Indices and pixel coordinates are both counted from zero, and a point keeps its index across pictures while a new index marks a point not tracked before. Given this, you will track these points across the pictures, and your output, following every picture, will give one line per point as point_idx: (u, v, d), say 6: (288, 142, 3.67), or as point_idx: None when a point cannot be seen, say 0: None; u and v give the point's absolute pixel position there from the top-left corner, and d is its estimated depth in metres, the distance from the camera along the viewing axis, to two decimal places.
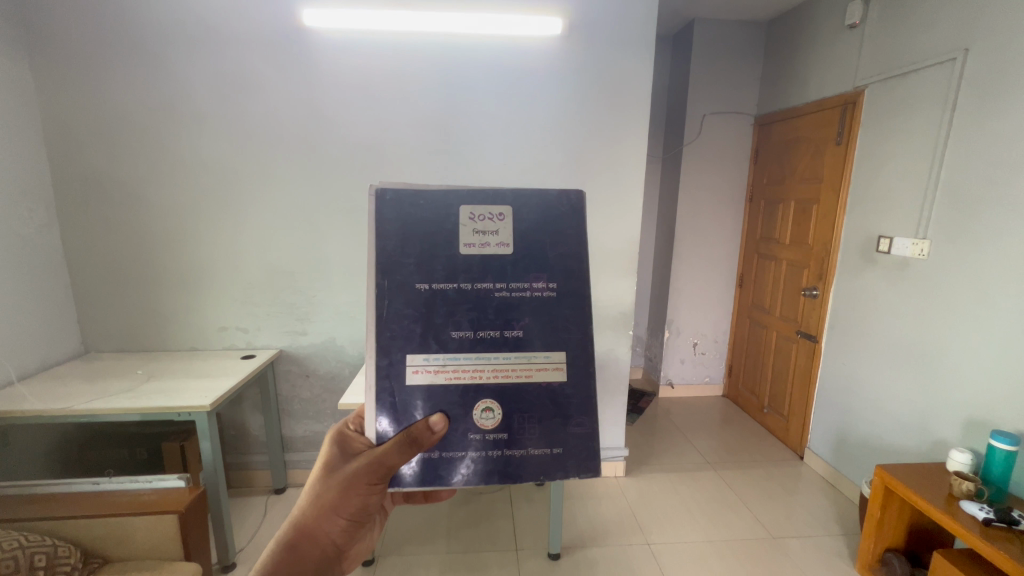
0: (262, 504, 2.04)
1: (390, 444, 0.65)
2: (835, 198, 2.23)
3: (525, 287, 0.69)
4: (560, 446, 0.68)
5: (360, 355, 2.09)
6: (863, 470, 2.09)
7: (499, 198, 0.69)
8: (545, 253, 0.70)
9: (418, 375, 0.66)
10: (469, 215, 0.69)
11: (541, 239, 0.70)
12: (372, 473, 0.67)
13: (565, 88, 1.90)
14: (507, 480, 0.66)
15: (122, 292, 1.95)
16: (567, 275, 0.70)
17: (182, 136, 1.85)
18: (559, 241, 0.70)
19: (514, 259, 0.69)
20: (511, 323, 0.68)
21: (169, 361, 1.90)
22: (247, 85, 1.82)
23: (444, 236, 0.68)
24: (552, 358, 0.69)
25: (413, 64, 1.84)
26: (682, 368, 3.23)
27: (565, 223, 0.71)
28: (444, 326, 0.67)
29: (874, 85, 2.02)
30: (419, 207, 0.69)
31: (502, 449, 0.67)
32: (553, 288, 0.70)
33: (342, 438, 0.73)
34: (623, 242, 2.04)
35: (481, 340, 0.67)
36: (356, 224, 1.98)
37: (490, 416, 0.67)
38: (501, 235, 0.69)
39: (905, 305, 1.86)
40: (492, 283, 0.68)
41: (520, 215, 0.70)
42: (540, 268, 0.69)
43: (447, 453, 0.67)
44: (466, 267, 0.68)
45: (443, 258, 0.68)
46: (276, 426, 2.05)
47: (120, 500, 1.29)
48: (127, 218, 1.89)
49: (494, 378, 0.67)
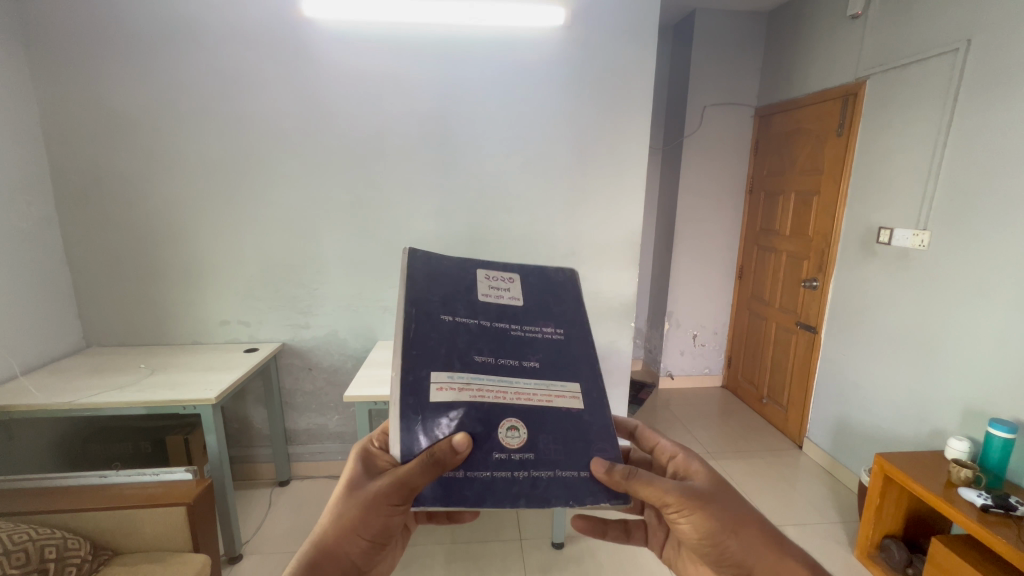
0: (266, 497, 2.04)
1: (414, 462, 0.61)
2: (836, 190, 2.24)
3: (536, 330, 0.76)
4: (586, 470, 0.65)
5: (363, 348, 2.10)
6: (862, 459, 2.12)
7: (508, 268, 0.82)
8: (549, 307, 0.79)
9: (443, 392, 0.65)
10: (485, 276, 0.79)
11: (546, 297, 0.81)
12: (394, 493, 0.63)
13: (568, 78, 1.89)
14: (534, 504, 0.60)
15: (123, 287, 1.94)
16: (570, 323, 0.78)
17: (179, 129, 1.83)
18: (559, 300, 0.81)
19: (524, 310, 0.77)
20: (526, 354, 0.72)
21: (172, 355, 1.89)
22: (245, 76, 1.80)
23: (464, 287, 0.76)
24: (568, 387, 0.71)
25: (415, 56, 1.83)
26: (681, 359, 3.25)
27: (563, 288, 0.83)
28: (468, 350, 0.69)
29: (876, 75, 2.02)
30: (440, 264, 0.79)
31: (528, 470, 0.63)
32: (561, 333, 0.76)
33: (367, 454, 0.74)
34: (624, 232, 2.04)
35: (502, 365, 0.70)
36: (357, 216, 1.97)
37: (516, 435, 0.65)
38: (512, 292, 0.79)
39: (905, 295, 1.87)
40: (507, 323, 0.74)
41: (526, 281, 0.82)
42: (548, 316, 0.78)
43: (469, 473, 0.62)
44: (484, 309, 0.75)
45: (463, 300, 0.75)
46: (278, 419, 2.05)
47: (128, 493, 1.30)
48: (127, 212, 1.87)
49: (517, 399, 0.67)
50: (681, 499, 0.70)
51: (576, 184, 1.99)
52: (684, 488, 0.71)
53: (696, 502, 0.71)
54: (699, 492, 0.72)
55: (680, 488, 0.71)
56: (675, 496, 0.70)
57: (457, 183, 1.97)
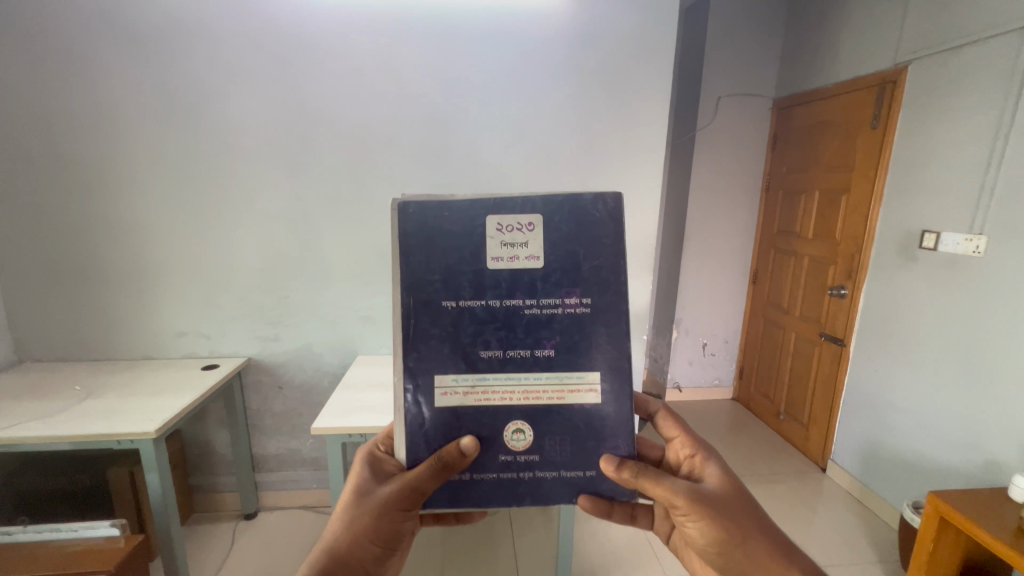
0: (230, 532, 1.79)
1: (425, 467, 0.64)
2: (870, 187, 2.01)
3: (557, 302, 0.66)
4: (592, 469, 0.68)
5: (341, 364, 1.85)
6: (897, 489, 1.91)
7: (528, 204, 0.64)
8: (578, 266, 0.65)
9: (448, 397, 0.65)
10: (496, 226, 0.64)
11: (574, 250, 0.65)
12: (409, 496, 0.65)
13: (576, 59, 1.66)
14: (538, 503, 0.67)
15: (62, 292, 1.69)
16: (602, 289, 0.66)
17: (124, 112, 1.58)
18: (594, 252, 0.65)
19: (545, 274, 0.65)
20: (541, 342, 0.66)
21: (118, 371, 1.64)
22: (204, 51, 1.56)
23: (470, 251, 0.64)
24: (586, 379, 0.66)
25: (398, 30, 1.59)
26: (689, 369, 3.02)
27: (603, 232, 0.65)
28: (474, 345, 0.65)
29: (921, 60, 1.80)
30: (444, 220, 0.64)
31: (533, 470, 0.67)
32: (587, 304, 0.66)
33: (373, 459, 0.71)
34: (637, 234, 1.81)
35: (512, 359, 0.66)
36: (334, 212, 1.72)
37: (521, 438, 0.66)
38: (531, 248, 0.65)
39: (957, 310, 1.65)
40: (522, 299, 0.65)
41: (552, 224, 0.65)
42: (574, 282, 0.65)
43: (475, 475, 0.67)
44: (493, 281, 0.65)
45: (469, 274, 0.64)
46: (243, 443, 1.81)
47: (36, 555, 1.06)
48: (64, 207, 1.62)
49: (525, 400, 0.66)
50: (691, 503, 0.65)
51: (588, 181, 1.76)
52: (696, 491, 0.66)
53: (706, 508, 0.65)
54: (710, 497, 0.66)
55: (691, 491, 0.66)
56: (683, 499, 0.65)
57: (452, 182, 1.73)
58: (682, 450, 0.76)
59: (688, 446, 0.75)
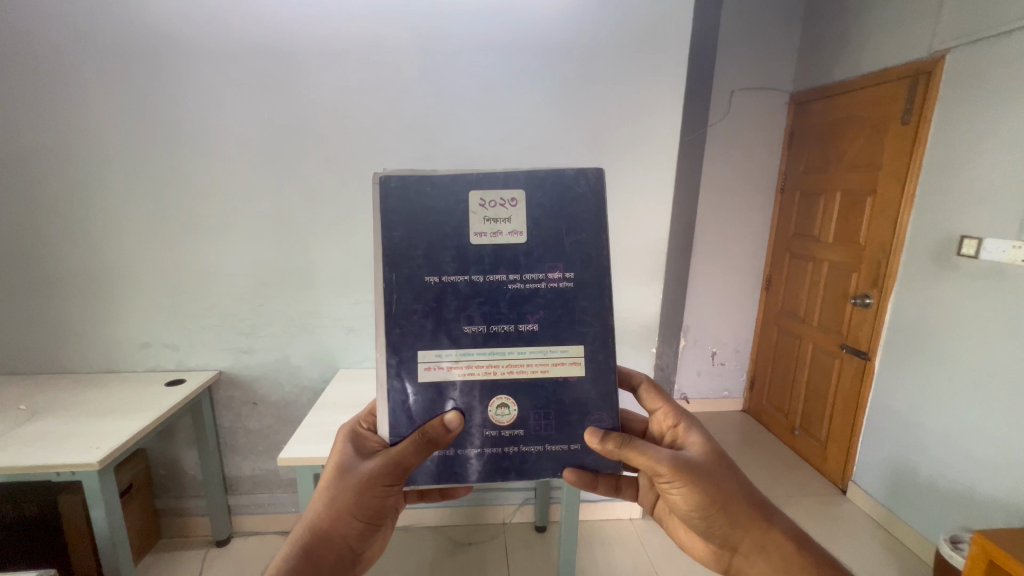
0: (199, 562, 1.64)
1: (407, 444, 0.63)
2: (900, 189, 1.85)
3: (541, 277, 0.65)
4: (577, 442, 0.67)
5: (322, 378, 1.69)
6: (926, 517, 1.75)
7: (512, 179, 0.64)
8: (561, 241, 0.65)
9: (431, 371, 0.64)
10: (479, 201, 0.64)
11: (558, 226, 0.65)
12: (390, 473, 0.65)
13: (582, 45, 1.49)
14: (523, 477, 0.66)
15: (13, 299, 1.54)
16: (585, 264, 0.65)
17: (81, 105, 1.42)
18: (575, 226, 0.65)
19: (528, 248, 0.65)
20: (524, 316, 0.65)
21: (75, 387, 1.49)
22: (167, 35, 1.39)
23: (452, 226, 0.64)
24: (569, 353, 0.66)
25: (384, 11, 1.42)
26: (697, 380, 2.86)
27: (581, 210, 0.65)
28: (457, 321, 0.64)
29: (960, 48, 1.64)
30: (426, 195, 0.64)
31: (518, 445, 0.66)
32: (570, 278, 0.65)
33: (356, 437, 0.73)
34: (647, 237, 1.65)
35: (496, 334, 0.65)
36: (315, 213, 1.56)
37: (506, 413, 0.65)
38: (514, 223, 0.64)
39: (1004, 325, 1.49)
40: (505, 274, 0.65)
41: (534, 199, 0.64)
42: (557, 257, 0.65)
43: (459, 450, 0.66)
44: (477, 257, 0.64)
45: (452, 249, 0.64)
46: (214, 465, 1.65)
47: None
48: (14, 206, 1.47)
49: (510, 373, 0.65)
50: (675, 471, 0.66)
51: None
52: (678, 459, 0.67)
53: (689, 475, 0.67)
54: (692, 465, 0.68)
55: (673, 458, 0.67)
56: (667, 467, 0.66)
57: None
58: (665, 421, 0.78)
59: (671, 417, 0.78)
